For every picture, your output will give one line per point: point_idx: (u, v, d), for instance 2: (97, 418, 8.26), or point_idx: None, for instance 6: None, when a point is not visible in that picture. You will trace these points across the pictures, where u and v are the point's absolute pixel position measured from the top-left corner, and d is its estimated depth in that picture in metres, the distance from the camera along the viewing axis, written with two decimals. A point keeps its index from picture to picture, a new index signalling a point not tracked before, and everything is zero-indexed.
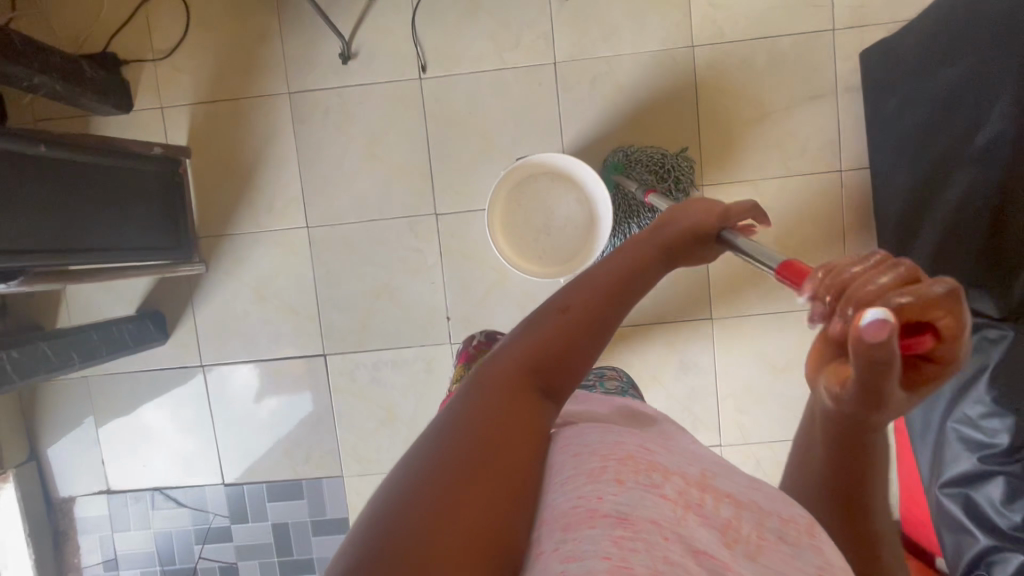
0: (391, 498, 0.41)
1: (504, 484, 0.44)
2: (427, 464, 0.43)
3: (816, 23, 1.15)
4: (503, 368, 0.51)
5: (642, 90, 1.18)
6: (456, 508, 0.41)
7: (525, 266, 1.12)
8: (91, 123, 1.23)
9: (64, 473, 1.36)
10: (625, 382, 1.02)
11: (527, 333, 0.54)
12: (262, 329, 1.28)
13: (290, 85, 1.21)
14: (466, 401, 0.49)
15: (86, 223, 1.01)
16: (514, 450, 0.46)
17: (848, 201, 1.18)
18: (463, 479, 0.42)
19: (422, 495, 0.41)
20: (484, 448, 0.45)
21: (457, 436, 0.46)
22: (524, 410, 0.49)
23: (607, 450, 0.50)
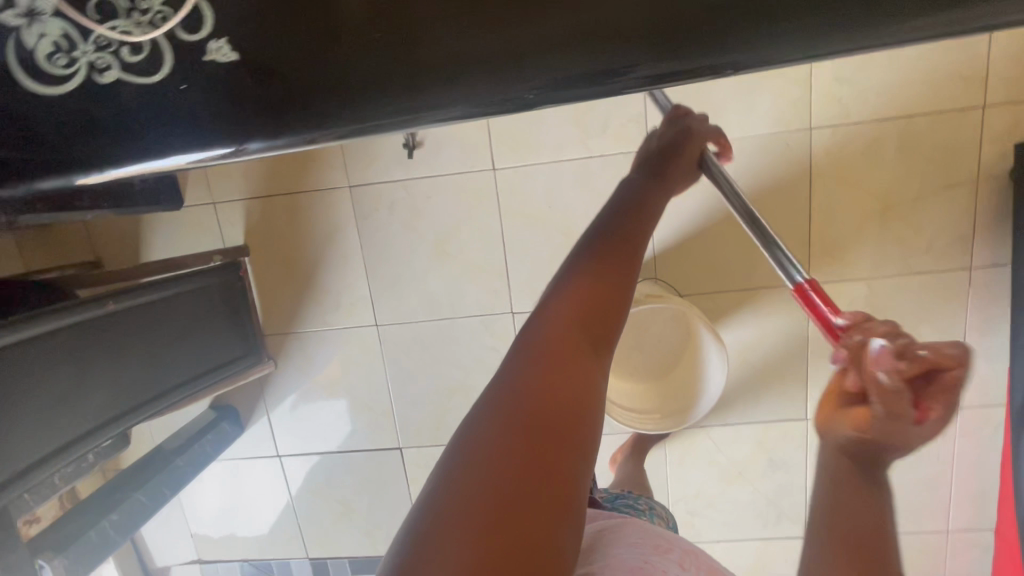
0: (454, 470, 0.39)
1: (565, 426, 0.42)
2: (483, 424, 0.41)
3: (964, 98, 0.97)
4: (546, 316, 0.48)
5: (746, 180, 1.04)
6: (527, 470, 0.39)
7: (652, 420, 0.99)
8: (144, 223, 1.16)
9: (159, 544, 1.43)
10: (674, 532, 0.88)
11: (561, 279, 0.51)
12: (335, 421, 1.27)
13: (351, 178, 1.11)
14: (514, 363, 0.45)
15: (165, 362, 0.99)
16: (575, 398, 0.43)
17: (975, 302, 1.06)
18: (520, 434, 0.40)
19: (491, 461, 0.39)
20: (543, 401, 0.42)
21: (515, 397, 0.42)
22: (578, 355, 0.46)
23: (667, 541, 0.63)
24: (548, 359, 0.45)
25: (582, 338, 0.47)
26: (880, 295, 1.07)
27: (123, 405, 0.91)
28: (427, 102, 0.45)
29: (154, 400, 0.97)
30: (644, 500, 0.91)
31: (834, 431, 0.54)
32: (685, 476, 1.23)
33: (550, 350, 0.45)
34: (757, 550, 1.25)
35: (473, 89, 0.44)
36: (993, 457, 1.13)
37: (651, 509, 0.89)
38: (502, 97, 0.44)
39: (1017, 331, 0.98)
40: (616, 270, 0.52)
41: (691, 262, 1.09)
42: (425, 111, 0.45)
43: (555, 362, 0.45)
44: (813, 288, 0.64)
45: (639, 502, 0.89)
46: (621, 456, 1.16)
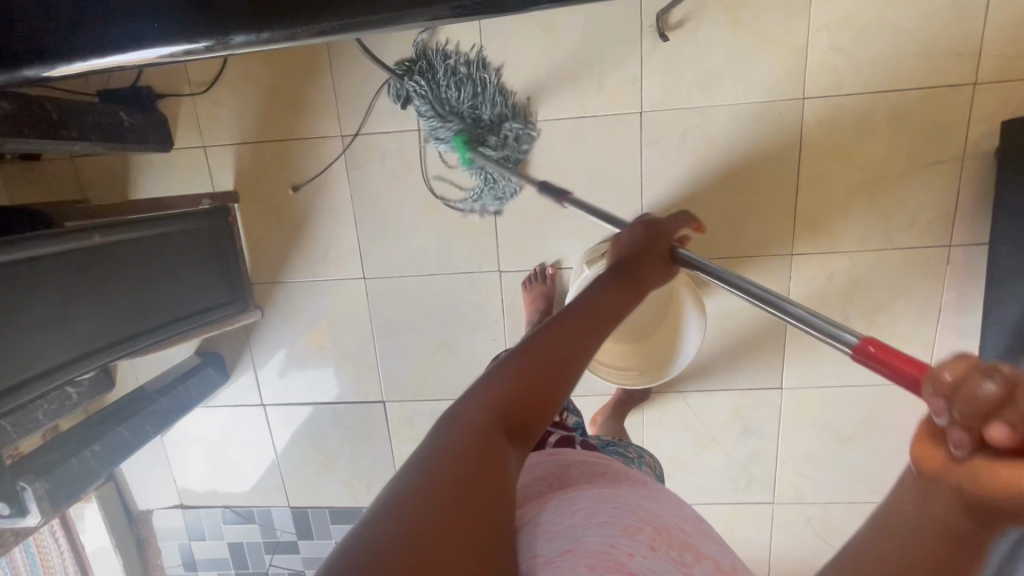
0: (375, 536, 0.40)
1: (484, 507, 0.44)
2: (407, 496, 0.43)
3: (956, 75, 0.98)
4: (479, 402, 0.52)
5: (737, 147, 1.05)
6: (444, 537, 0.41)
7: (629, 373, 0.99)
8: (132, 163, 1.15)
9: (141, 488, 1.45)
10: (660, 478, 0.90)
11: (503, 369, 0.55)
12: (320, 373, 1.28)
13: (344, 128, 1.10)
14: (442, 446, 0.48)
15: (149, 300, 0.99)
16: (493, 481, 0.47)
17: (951, 280, 1.08)
18: (441, 510, 0.42)
19: (410, 527, 0.41)
20: (465, 481, 0.45)
21: (439, 477, 0.45)
22: (499, 441, 0.50)
23: (639, 518, 0.54)
24: (472, 442, 0.48)
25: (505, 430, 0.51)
26: (860, 269, 1.09)
27: (106, 338, 0.91)
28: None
29: (138, 337, 0.98)
30: (634, 449, 0.92)
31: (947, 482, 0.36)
32: (661, 440, 1.25)
33: (477, 437, 0.49)
34: (726, 514, 1.29)
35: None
36: None
37: (641, 458, 0.90)
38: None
39: (989, 309, 1.01)
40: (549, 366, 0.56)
41: None
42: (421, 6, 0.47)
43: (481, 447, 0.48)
44: (879, 346, 0.48)
45: (628, 449, 0.91)
46: (601, 417, 1.18)
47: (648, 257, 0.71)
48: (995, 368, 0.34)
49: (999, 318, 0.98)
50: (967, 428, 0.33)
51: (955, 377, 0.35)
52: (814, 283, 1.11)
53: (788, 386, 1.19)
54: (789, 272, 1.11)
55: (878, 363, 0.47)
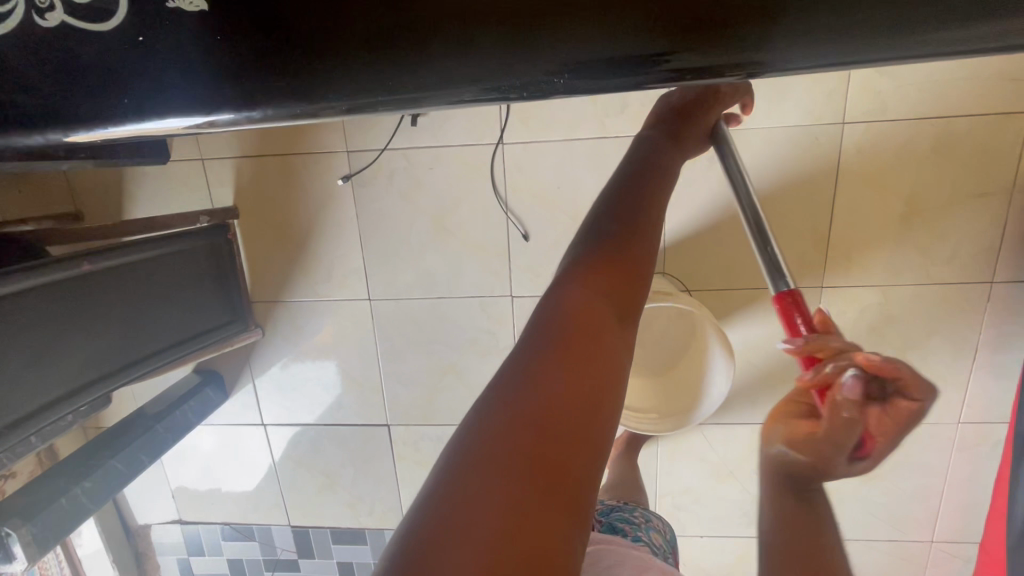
0: (471, 457, 0.35)
1: (588, 408, 0.38)
2: (496, 408, 0.38)
3: (1010, 101, 0.90)
4: (561, 295, 0.45)
5: (769, 173, 0.98)
6: (535, 474, 0.34)
7: (651, 423, 0.94)
8: (127, 175, 1.09)
9: (139, 503, 1.42)
10: (667, 540, 0.91)
11: (577, 263, 0.48)
12: (323, 393, 1.24)
13: (351, 143, 1.04)
14: (525, 346, 0.42)
15: (144, 325, 0.94)
16: (592, 401, 0.39)
17: (991, 317, 1.02)
18: (540, 419, 0.37)
19: (494, 466, 0.34)
20: (557, 403, 0.38)
21: (530, 385, 0.39)
22: (591, 351, 0.42)
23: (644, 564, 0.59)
24: (560, 355, 0.41)
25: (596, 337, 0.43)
26: (894, 303, 1.03)
27: (98, 370, 0.86)
28: (440, 74, 0.33)
29: (132, 365, 0.92)
30: (641, 511, 0.93)
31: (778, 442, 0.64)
32: (674, 472, 1.21)
33: (565, 352, 0.41)
34: (739, 547, 1.25)
35: (481, 66, 0.32)
36: (987, 473, 1.12)
37: (648, 521, 0.91)
38: (556, 72, 0.32)
39: None
40: (630, 273, 0.48)
41: (701, 256, 1.04)
42: (441, 84, 0.33)
43: (572, 349, 0.41)
44: (795, 298, 0.58)
45: (634, 513, 0.92)
46: (614, 450, 1.14)
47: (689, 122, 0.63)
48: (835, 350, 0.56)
49: None
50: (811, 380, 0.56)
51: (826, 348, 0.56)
52: (844, 316, 1.05)
53: None
54: (819, 305, 1.05)
55: (788, 324, 0.58)
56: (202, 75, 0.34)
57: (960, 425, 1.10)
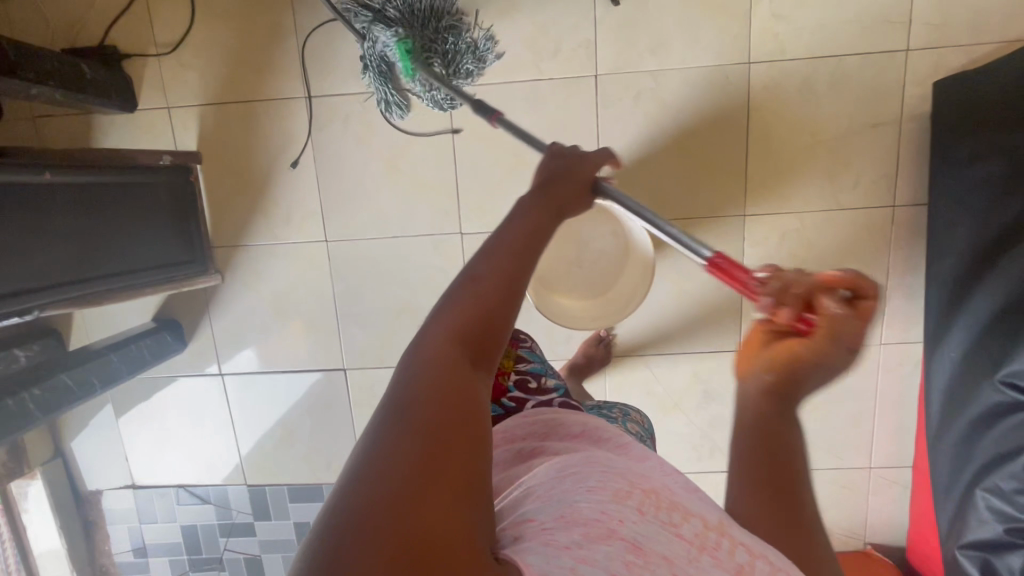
0: (359, 475, 0.38)
1: (465, 426, 0.42)
2: (382, 434, 0.40)
3: (890, 42, 1.04)
4: (436, 330, 0.48)
5: (688, 110, 1.09)
6: (430, 482, 0.38)
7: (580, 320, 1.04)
8: (95, 122, 1.16)
9: (90, 467, 1.39)
10: (645, 433, 0.95)
11: (448, 299, 0.50)
12: (280, 341, 1.27)
13: (307, 89, 1.12)
14: (402, 378, 0.44)
15: (102, 246, 0.98)
16: (469, 410, 0.43)
17: (896, 239, 1.12)
18: (424, 439, 0.40)
19: (388, 477, 0.37)
20: (441, 409, 0.42)
21: (414, 409, 0.42)
22: (464, 372, 0.46)
23: (628, 481, 0.49)
24: (437, 378, 0.44)
25: (468, 359, 0.47)
26: (810, 231, 1.13)
27: (52, 279, 0.90)
28: None
29: (86, 284, 0.96)
30: (619, 407, 0.97)
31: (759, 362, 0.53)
32: None
33: (444, 373, 0.44)
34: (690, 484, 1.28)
35: None
36: (912, 394, 1.19)
37: (624, 414, 0.95)
38: None
39: (929, 264, 1.05)
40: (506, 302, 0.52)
41: (633, 189, 1.13)
42: None
43: (450, 380, 0.44)
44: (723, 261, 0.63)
45: (614, 410, 0.96)
46: None
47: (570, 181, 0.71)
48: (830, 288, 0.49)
49: (939, 271, 1.02)
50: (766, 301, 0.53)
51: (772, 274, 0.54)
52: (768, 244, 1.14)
53: None
54: (743, 233, 1.14)
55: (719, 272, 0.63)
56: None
57: (882, 346, 1.18)
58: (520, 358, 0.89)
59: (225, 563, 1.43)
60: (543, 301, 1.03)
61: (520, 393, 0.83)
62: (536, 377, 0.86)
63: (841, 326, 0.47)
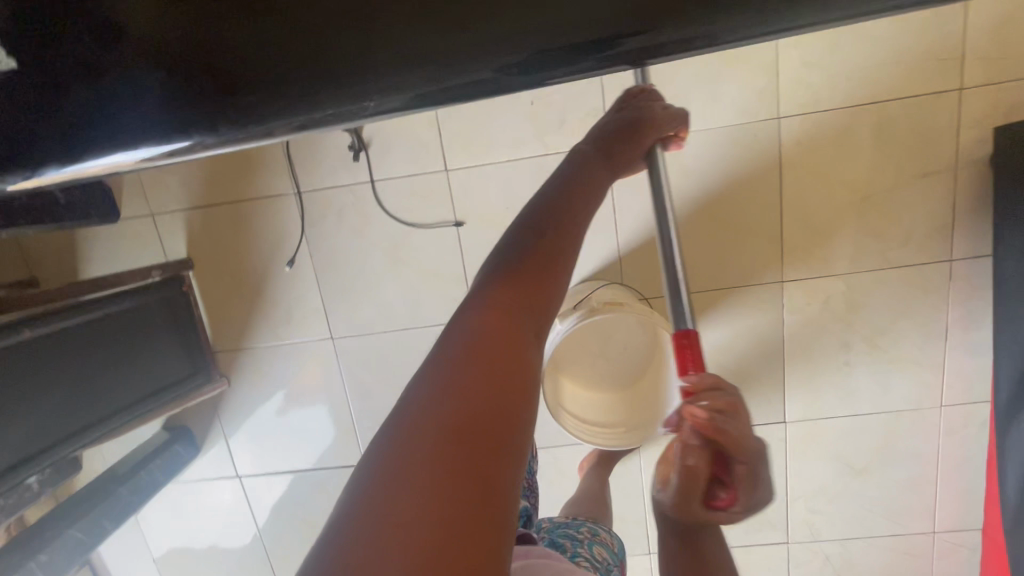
0: (405, 409, 0.38)
1: (508, 368, 0.41)
2: (433, 370, 0.40)
3: (940, 81, 0.91)
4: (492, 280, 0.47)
5: (713, 173, 0.98)
6: (473, 415, 0.37)
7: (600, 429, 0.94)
8: (79, 236, 1.10)
9: (119, 571, 1.37)
10: (615, 555, 0.90)
11: (502, 255, 0.50)
12: (296, 440, 1.21)
13: (296, 184, 1.04)
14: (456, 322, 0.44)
15: (94, 386, 0.93)
16: (510, 371, 0.41)
17: (955, 295, 1.01)
18: (467, 375, 0.39)
19: (434, 407, 0.37)
20: (487, 351, 0.41)
21: (463, 349, 0.41)
22: (513, 333, 0.44)
23: None
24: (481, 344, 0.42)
25: (521, 306, 0.46)
26: (857, 291, 1.02)
27: (47, 438, 0.85)
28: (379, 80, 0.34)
29: (83, 431, 0.91)
30: (588, 527, 0.93)
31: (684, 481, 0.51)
32: None
33: (492, 322, 0.44)
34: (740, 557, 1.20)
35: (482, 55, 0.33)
36: (978, 456, 1.09)
37: (593, 536, 0.91)
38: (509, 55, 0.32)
39: (999, 328, 0.93)
40: (555, 261, 0.51)
41: (656, 263, 1.03)
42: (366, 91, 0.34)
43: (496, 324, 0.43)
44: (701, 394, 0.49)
45: (582, 530, 0.92)
46: (588, 464, 1.12)
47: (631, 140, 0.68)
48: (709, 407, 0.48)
49: (1012, 338, 0.91)
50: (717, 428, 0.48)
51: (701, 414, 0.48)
52: (809, 309, 1.04)
53: (792, 419, 1.11)
54: (782, 300, 1.03)
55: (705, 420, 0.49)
56: (167, 105, 0.35)
57: (943, 408, 1.07)
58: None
59: None
60: (557, 398, 0.93)
61: None
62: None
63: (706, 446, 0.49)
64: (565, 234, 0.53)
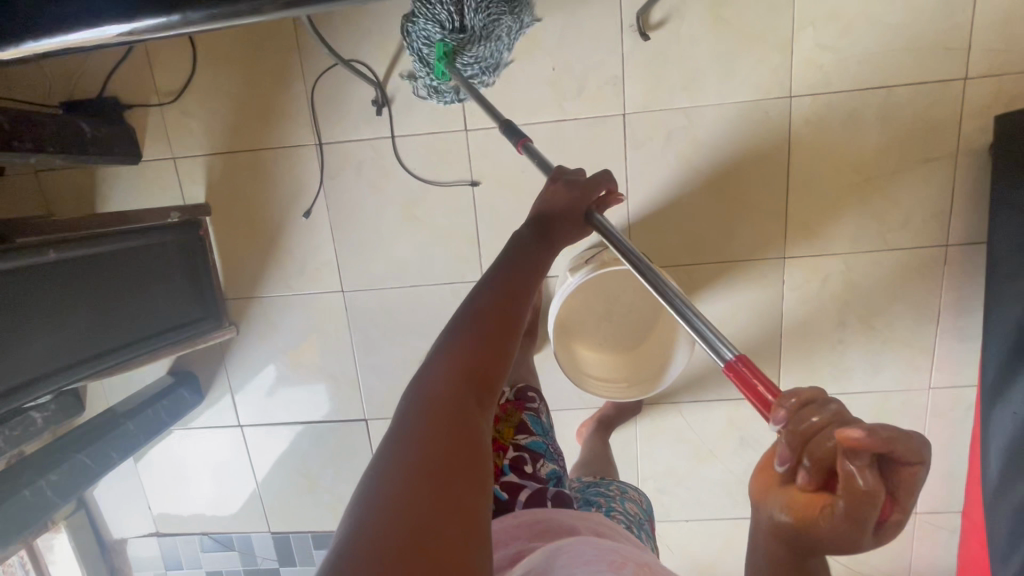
0: (358, 522, 0.39)
1: (459, 469, 0.44)
2: (385, 477, 0.42)
3: (946, 70, 0.95)
4: (438, 374, 0.50)
5: (724, 148, 1.02)
6: (430, 527, 0.39)
7: (605, 388, 0.98)
8: (98, 175, 1.11)
9: (114, 516, 1.38)
10: (645, 510, 0.94)
11: (445, 346, 0.53)
12: (299, 391, 1.23)
13: (317, 136, 1.06)
14: (402, 425, 0.46)
15: (108, 317, 0.94)
16: (468, 458, 0.45)
17: (948, 280, 1.05)
18: (420, 483, 0.41)
19: (392, 519, 0.39)
20: (438, 455, 0.44)
21: (415, 454, 0.43)
22: (468, 411, 0.48)
23: (621, 555, 0.57)
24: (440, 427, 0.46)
25: (468, 402, 0.49)
26: (855, 271, 1.06)
27: (62, 361, 0.86)
28: None
29: (94, 359, 0.92)
30: (615, 485, 0.96)
31: (766, 506, 0.43)
32: (653, 453, 1.21)
33: (441, 425, 0.46)
34: (726, 529, 1.24)
35: None
36: (961, 438, 1.13)
37: (622, 492, 0.94)
38: None
39: (988, 312, 0.98)
40: (499, 354, 0.54)
41: (664, 232, 1.06)
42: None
43: (444, 425, 0.46)
44: (746, 364, 0.51)
45: (610, 487, 0.95)
46: (588, 429, 1.15)
47: (567, 217, 0.73)
48: (817, 411, 0.39)
49: (999, 321, 0.95)
50: (791, 448, 0.40)
51: (799, 404, 0.40)
52: (808, 287, 1.07)
53: None
54: (782, 277, 1.07)
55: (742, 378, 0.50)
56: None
57: (931, 390, 1.11)
58: (523, 425, 0.90)
59: None
60: (570, 362, 0.97)
61: (513, 476, 0.79)
62: (532, 459, 0.84)
63: (866, 501, 0.38)
64: (508, 322, 0.56)
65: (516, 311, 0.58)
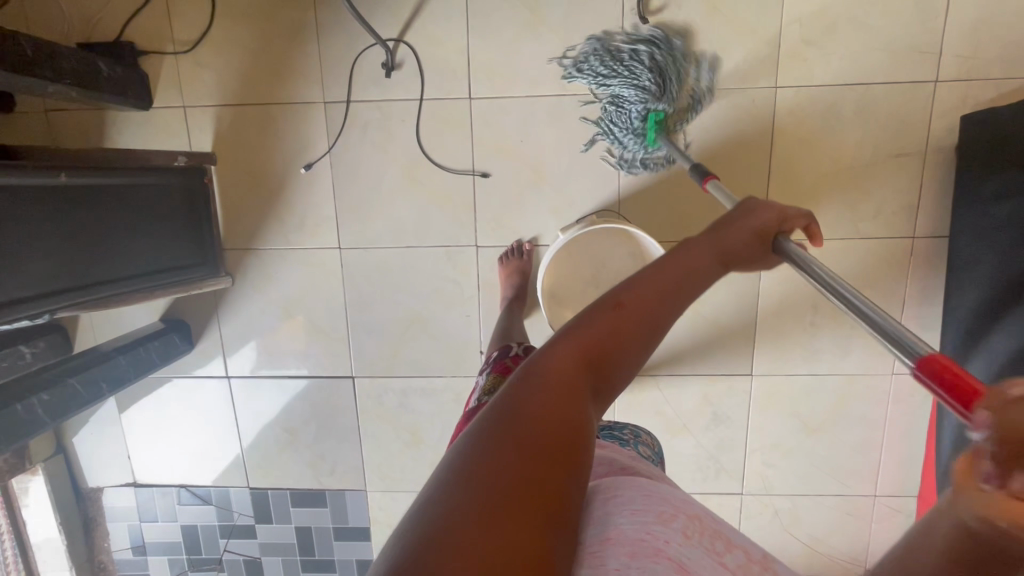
0: (456, 461, 0.41)
1: (557, 444, 0.42)
2: (484, 432, 0.43)
3: (920, 72, 1.02)
4: (559, 353, 0.49)
5: (712, 132, 1.08)
6: (515, 484, 0.39)
7: None
8: (107, 118, 1.14)
9: (91, 464, 1.38)
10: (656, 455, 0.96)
11: (573, 326, 0.51)
12: (289, 346, 1.25)
13: (326, 94, 1.10)
14: (515, 389, 0.46)
15: (112, 248, 0.97)
16: (570, 435, 0.43)
17: (914, 270, 1.11)
18: (520, 445, 0.41)
19: (482, 467, 0.40)
20: (542, 426, 0.43)
21: (518, 418, 0.43)
22: (582, 395, 0.47)
23: (673, 505, 0.52)
24: (554, 395, 0.45)
25: (585, 390, 0.47)
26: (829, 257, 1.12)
27: (65, 282, 0.89)
28: None
29: (95, 286, 0.95)
30: (630, 429, 0.99)
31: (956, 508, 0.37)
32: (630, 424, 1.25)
33: (550, 401, 0.45)
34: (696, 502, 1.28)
35: None
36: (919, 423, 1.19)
37: (636, 436, 0.97)
38: None
39: (948, 298, 1.04)
40: (624, 339, 0.51)
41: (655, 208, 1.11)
42: None
43: (553, 400, 0.45)
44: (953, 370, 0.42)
45: (624, 432, 0.98)
46: None
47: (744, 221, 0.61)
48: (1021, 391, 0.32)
49: (958, 305, 1.02)
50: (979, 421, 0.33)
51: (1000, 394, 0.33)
52: (785, 270, 1.14)
53: (758, 373, 1.20)
54: None
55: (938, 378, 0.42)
56: None
57: (894, 375, 1.17)
58: None
59: (224, 564, 1.42)
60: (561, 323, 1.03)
61: None
62: None
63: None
64: (645, 315, 0.52)
65: (665, 299, 0.54)
